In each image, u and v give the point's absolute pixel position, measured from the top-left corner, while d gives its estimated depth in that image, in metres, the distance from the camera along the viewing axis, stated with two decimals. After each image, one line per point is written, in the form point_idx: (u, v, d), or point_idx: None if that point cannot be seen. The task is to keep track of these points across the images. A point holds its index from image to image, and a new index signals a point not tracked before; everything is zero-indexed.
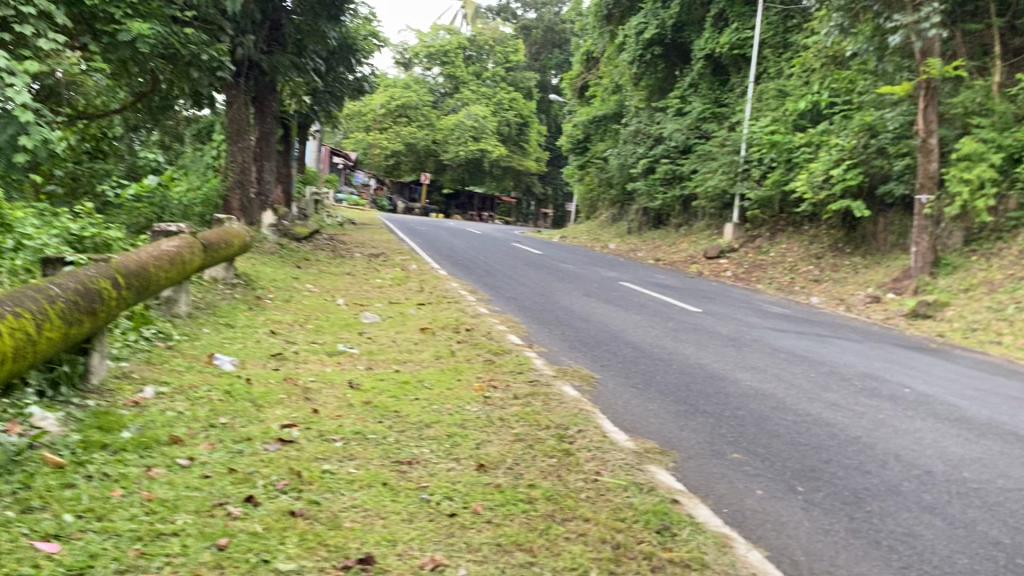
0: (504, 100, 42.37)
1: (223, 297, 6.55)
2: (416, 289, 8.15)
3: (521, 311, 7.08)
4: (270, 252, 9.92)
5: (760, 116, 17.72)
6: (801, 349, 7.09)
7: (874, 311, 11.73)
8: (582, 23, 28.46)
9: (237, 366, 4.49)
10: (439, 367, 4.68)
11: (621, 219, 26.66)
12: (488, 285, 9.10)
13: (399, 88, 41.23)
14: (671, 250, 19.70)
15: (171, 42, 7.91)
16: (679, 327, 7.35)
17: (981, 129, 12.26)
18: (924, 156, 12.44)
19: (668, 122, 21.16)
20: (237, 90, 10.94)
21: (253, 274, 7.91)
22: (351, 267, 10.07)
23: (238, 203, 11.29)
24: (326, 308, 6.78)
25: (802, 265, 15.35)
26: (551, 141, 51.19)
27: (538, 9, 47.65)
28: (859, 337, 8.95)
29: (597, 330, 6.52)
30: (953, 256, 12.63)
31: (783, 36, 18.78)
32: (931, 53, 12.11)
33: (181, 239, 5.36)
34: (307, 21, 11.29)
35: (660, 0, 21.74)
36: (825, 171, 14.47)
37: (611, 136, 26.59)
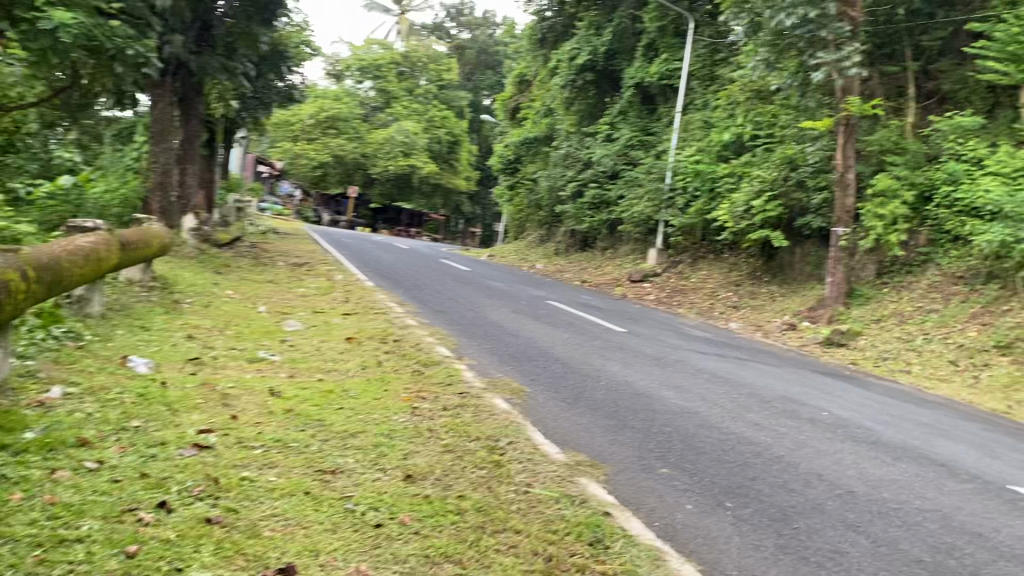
0: (435, 118, 42.38)
1: (139, 300, 6.29)
2: (341, 299, 7.99)
3: (448, 324, 7.00)
4: (189, 256, 9.61)
5: (686, 146, 18.12)
6: (724, 371, 7.19)
7: (791, 338, 12.02)
8: (516, 46, 28.70)
9: (152, 369, 4.29)
10: (364, 377, 4.56)
11: (548, 240, 26.85)
12: (415, 298, 8.99)
13: (329, 100, 40.77)
14: (596, 272, 19.90)
15: (95, 35, 7.60)
16: (605, 346, 7.38)
17: (896, 167, 12.78)
18: (841, 191, 12.90)
19: (597, 147, 21.44)
20: (162, 89, 10.62)
21: (171, 278, 7.63)
22: (274, 275, 9.82)
23: (157, 206, 10.93)
24: (246, 315, 6.58)
25: (722, 291, 15.67)
26: (481, 160, 51.33)
27: (472, 29, 47.91)
28: (779, 362, 9.13)
29: (526, 345, 6.48)
30: (866, 287, 13.08)
31: (710, 69, 19.28)
32: (851, 91, 12.59)
33: (97, 234, 5.12)
34: (238, 24, 11.01)
35: (594, 28, 22.10)
36: (747, 202, 14.83)
37: (541, 158, 26.83)
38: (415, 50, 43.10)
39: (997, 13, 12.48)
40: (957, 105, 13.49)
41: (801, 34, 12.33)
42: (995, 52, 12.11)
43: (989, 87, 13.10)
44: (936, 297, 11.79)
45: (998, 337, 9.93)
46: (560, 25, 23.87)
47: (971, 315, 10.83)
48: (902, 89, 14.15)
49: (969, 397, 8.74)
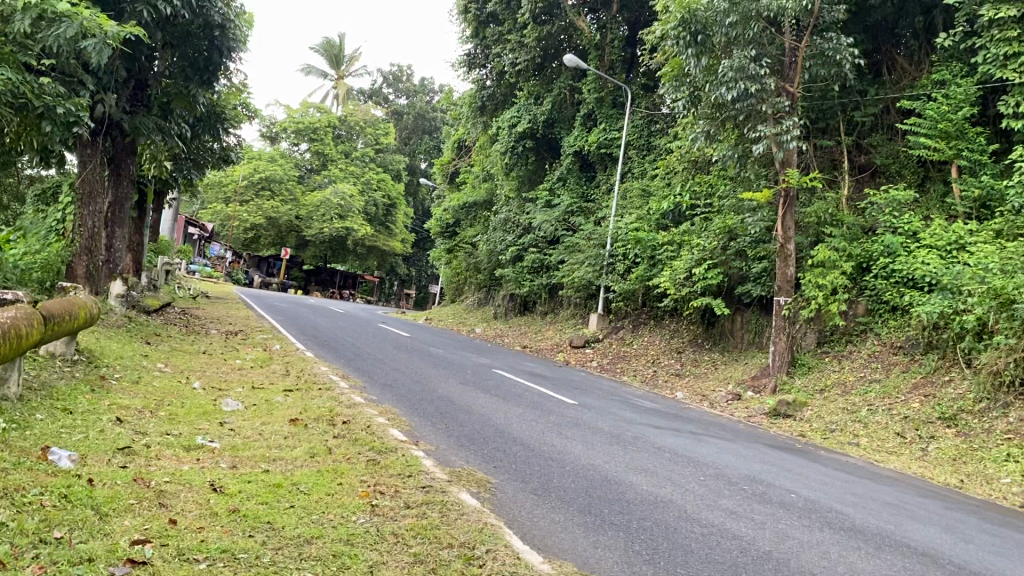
0: (372, 180, 42.15)
1: (61, 377, 5.77)
2: (281, 373, 7.55)
3: (398, 401, 6.65)
4: (115, 325, 9.04)
5: (625, 213, 18.22)
6: (683, 448, 6.98)
7: (737, 408, 11.90)
8: (454, 111, 28.83)
9: (77, 464, 3.83)
10: (315, 468, 4.17)
11: (486, 304, 26.63)
12: (359, 370, 8.61)
13: (263, 160, 40.21)
14: (536, 337, 19.69)
15: (22, 91, 7.14)
16: (560, 422, 7.11)
17: (833, 238, 12.98)
18: (782, 260, 13.01)
19: (537, 214, 21.45)
20: (92, 149, 10.14)
21: (96, 350, 7.10)
22: (206, 345, 9.30)
23: (83, 269, 10.33)
24: (178, 393, 6.09)
25: (664, 359, 15.59)
26: (417, 224, 51.15)
27: (409, 94, 48.21)
28: (732, 435, 8.97)
29: (482, 424, 6.18)
30: (807, 356, 13.13)
31: (648, 139, 19.58)
32: (790, 164, 12.79)
33: (17, 309, 4.66)
34: (175, 84, 10.56)
35: (533, 96, 22.28)
36: (687, 269, 14.92)
37: (480, 222, 26.76)
38: (351, 114, 42.99)
39: (926, 92, 12.95)
40: (890, 179, 13.88)
41: (742, 108, 12.54)
42: (925, 129, 12.52)
43: (920, 162, 13.50)
44: (877, 367, 11.89)
45: (942, 408, 9.97)
46: (499, 93, 24.05)
47: (913, 385, 10.92)
48: (836, 162, 14.48)
49: (919, 470, 8.69)
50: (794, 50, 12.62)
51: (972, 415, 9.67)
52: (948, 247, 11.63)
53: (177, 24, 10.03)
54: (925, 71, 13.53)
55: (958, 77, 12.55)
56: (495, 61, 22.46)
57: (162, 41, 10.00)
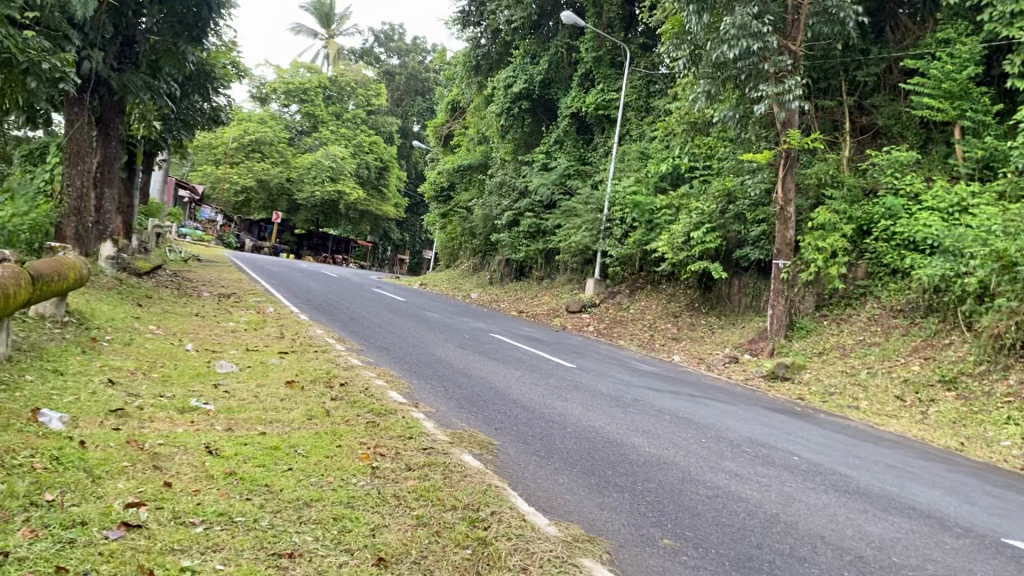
0: (365, 143, 41.69)
1: (51, 339, 5.63)
2: (276, 335, 7.44)
3: (395, 362, 6.54)
4: (107, 287, 8.89)
5: (622, 176, 18.05)
6: (684, 410, 6.91)
7: (735, 371, 11.84)
8: (449, 72, 28.41)
9: (68, 425, 3.72)
10: (313, 430, 4.07)
11: (481, 269, 26.50)
12: (354, 332, 8.50)
13: (255, 123, 39.76)
14: (533, 302, 19.60)
15: (6, 45, 6.91)
16: (560, 385, 7.02)
17: (834, 200, 12.85)
18: (781, 224, 12.88)
19: (533, 177, 21.23)
20: (80, 107, 9.91)
21: (87, 312, 6.96)
22: (201, 307, 9.16)
23: (73, 231, 10.13)
24: (172, 354, 5.97)
25: (661, 323, 15.52)
26: (411, 188, 50.78)
27: (402, 55, 47.55)
28: (732, 399, 8.90)
29: (481, 386, 6.09)
30: (806, 319, 13.06)
31: (646, 100, 19.33)
32: (792, 124, 12.61)
33: (4, 268, 4.51)
34: (164, 41, 10.37)
35: (530, 57, 21.95)
36: (686, 232, 14.75)
37: (475, 186, 26.53)
38: (344, 75, 42.47)
39: (931, 51, 12.74)
40: (891, 140, 13.72)
41: (743, 67, 12.32)
42: (929, 88, 12.33)
43: (921, 123, 13.35)
44: (877, 330, 11.83)
45: (942, 371, 9.91)
46: (495, 53, 23.69)
47: (912, 349, 10.86)
48: (837, 124, 14.30)
49: (920, 433, 8.64)
50: (796, 8, 12.37)
51: (973, 378, 9.62)
52: (950, 209, 11.51)
53: None
54: (929, 30, 13.31)
55: (963, 36, 12.34)
56: (491, 20, 22.10)
57: None
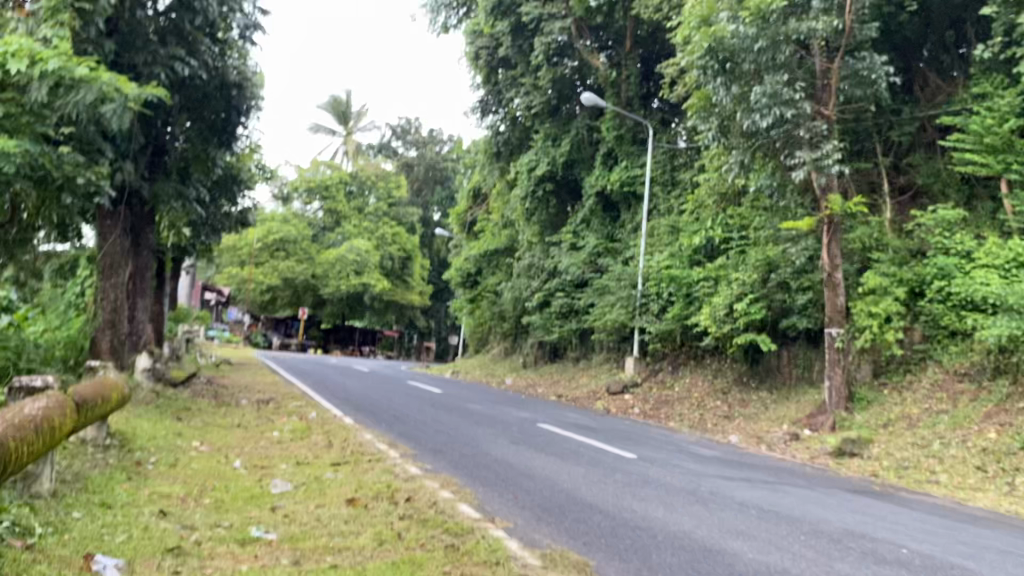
0: (388, 235, 41.96)
1: (94, 466, 5.29)
2: (325, 444, 7.05)
3: (455, 468, 6.14)
4: (145, 401, 8.59)
5: (654, 252, 17.82)
6: (765, 501, 6.40)
7: (798, 449, 11.24)
8: (470, 160, 28.66)
9: (123, 573, 3.33)
10: (390, 560, 3.65)
11: (514, 352, 26.09)
12: (403, 434, 8.12)
13: (278, 222, 40.25)
14: (571, 385, 19.11)
15: (41, 162, 6.77)
16: (629, 480, 6.57)
17: (881, 263, 12.54)
18: (830, 290, 12.45)
19: (562, 257, 20.97)
20: (113, 220, 9.87)
21: (128, 432, 6.62)
22: (241, 417, 8.80)
23: (108, 344, 9.89)
24: (221, 475, 5.59)
25: (709, 400, 14.95)
26: (436, 275, 50.83)
27: (420, 147, 48.27)
28: (806, 482, 8.32)
29: (550, 489, 5.64)
30: (864, 389, 12.50)
31: (671, 174, 19.18)
32: (831, 190, 12.24)
33: (49, 395, 4.26)
34: (194, 148, 10.29)
35: (551, 139, 21.97)
36: (727, 304, 14.33)
37: (503, 269, 26.39)
38: (364, 170, 43.06)
39: (967, 106, 12.48)
40: (933, 199, 13.40)
41: (777, 135, 12.16)
42: (970, 144, 12.02)
43: (963, 179, 13.04)
44: (943, 397, 11.25)
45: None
46: (515, 140, 23.82)
47: (985, 415, 10.27)
48: (875, 185, 14.04)
49: (1014, 507, 7.99)
50: (825, 72, 12.20)
51: None
52: (1006, 265, 11.07)
53: (194, 87, 9.70)
54: (961, 86, 13.12)
55: (1000, 88, 12.08)
56: (509, 107, 22.28)
57: (180, 103, 9.69)
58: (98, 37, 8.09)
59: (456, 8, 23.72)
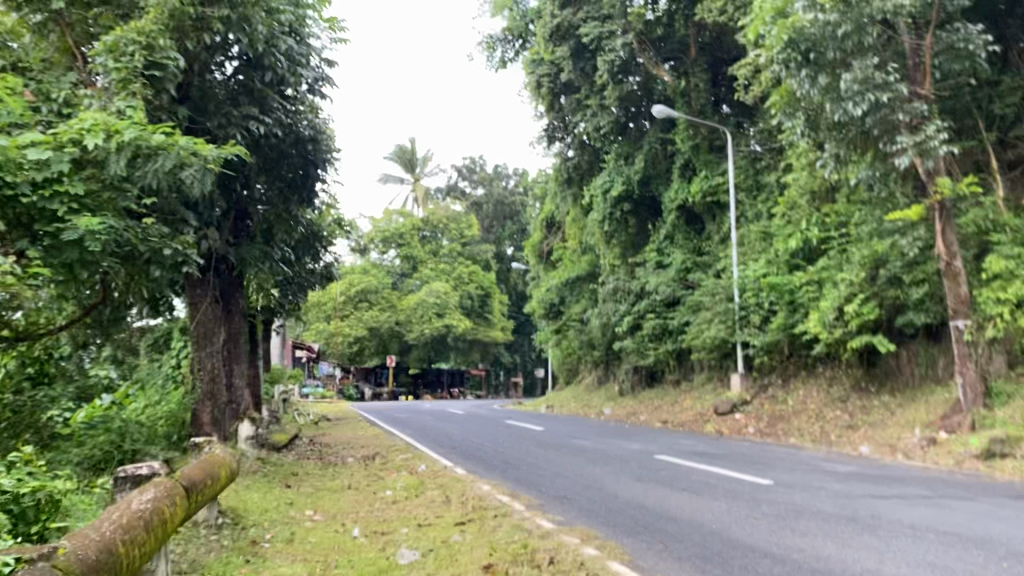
0: (465, 274, 41.94)
1: (210, 551, 4.98)
2: (442, 500, 6.64)
3: (589, 516, 5.66)
4: (252, 470, 8.35)
5: (747, 261, 17.07)
6: (939, 522, 5.69)
7: (940, 456, 10.34)
8: (541, 190, 28.36)
9: None
10: None
11: (608, 380, 25.44)
12: (522, 481, 7.67)
13: (358, 274, 40.62)
14: (674, 409, 18.37)
15: (127, 238, 6.59)
16: (780, 512, 5.95)
17: (1003, 245, 11.60)
18: (951, 280, 11.56)
19: (649, 277, 20.30)
20: (203, 288, 9.75)
21: (240, 507, 6.32)
22: (350, 477, 8.48)
23: (209, 415, 9.75)
24: (342, 547, 5.23)
25: (828, 411, 14.08)
26: (516, 309, 50.56)
27: (487, 185, 48.28)
28: (968, 493, 7.48)
29: (700, 532, 5.11)
30: (1002, 382, 11.51)
31: (754, 179, 18.51)
32: (940, 173, 11.41)
33: (157, 484, 3.93)
34: (275, 209, 10.15)
35: (623, 158, 21.49)
36: (836, 307, 13.50)
37: (587, 296, 25.85)
38: (435, 214, 43.29)
39: None
40: None
41: (873, 121, 11.43)
42: None
43: None
44: None
45: None
46: (586, 164, 23.39)
47: None
48: (981, 164, 13.09)
49: None
50: (917, 49, 11.48)
51: None
52: None
53: (271, 146, 9.58)
54: None
55: None
56: (577, 131, 21.92)
57: (257, 165, 9.55)
58: (171, 105, 7.95)
59: (512, 41, 23.64)
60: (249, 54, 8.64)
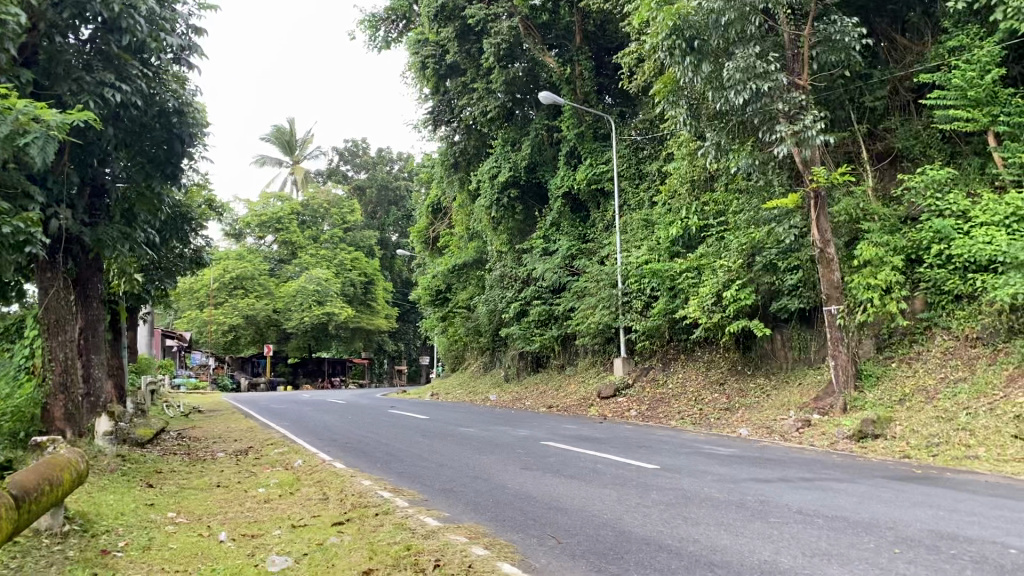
0: (347, 261, 40.97)
1: (51, 564, 4.42)
2: (320, 498, 6.21)
3: (478, 511, 5.38)
4: (109, 470, 7.67)
5: (630, 248, 17.18)
6: (825, 507, 5.70)
7: (814, 437, 10.60)
8: (427, 174, 27.87)
9: None
10: None
11: (493, 366, 25.32)
12: (405, 474, 7.33)
13: (233, 260, 39.00)
14: (559, 394, 18.35)
15: None
16: (670, 500, 5.84)
17: (872, 232, 11.98)
18: (824, 266, 11.83)
19: (535, 263, 20.18)
20: (53, 272, 8.91)
21: (91, 512, 5.72)
22: (219, 474, 7.91)
23: (61, 410, 8.94)
24: (206, 554, 4.75)
25: (707, 395, 14.31)
26: (401, 296, 49.83)
27: (370, 169, 47.24)
28: (847, 475, 7.61)
29: (591, 525, 4.91)
30: (871, 365, 11.93)
31: (637, 167, 18.65)
32: (815, 162, 11.68)
33: None
34: (137, 187, 9.38)
35: (509, 144, 21.29)
36: (715, 293, 13.70)
37: (473, 283, 25.59)
38: (316, 198, 42.02)
39: (943, 62, 11.97)
40: (915, 162, 12.92)
41: (754, 110, 11.60)
42: (952, 100, 11.48)
43: (944, 138, 12.59)
44: (957, 364, 10.75)
45: None
46: (472, 148, 23.03)
47: (1007, 379, 9.76)
48: (851, 154, 13.53)
49: None
50: (795, 41, 11.69)
51: None
52: (1004, 221, 10.68)
53: (132, 118, 8.85)
54: (932, 43, 12.64)
55: (976, 40, 11.61)
56: (463, 115, 21.55)
57: (115, 138, 8.78)
58: (11, 66, 7.17)
59: (395, 20, 23.05)
60: (105, 16, 7.91)
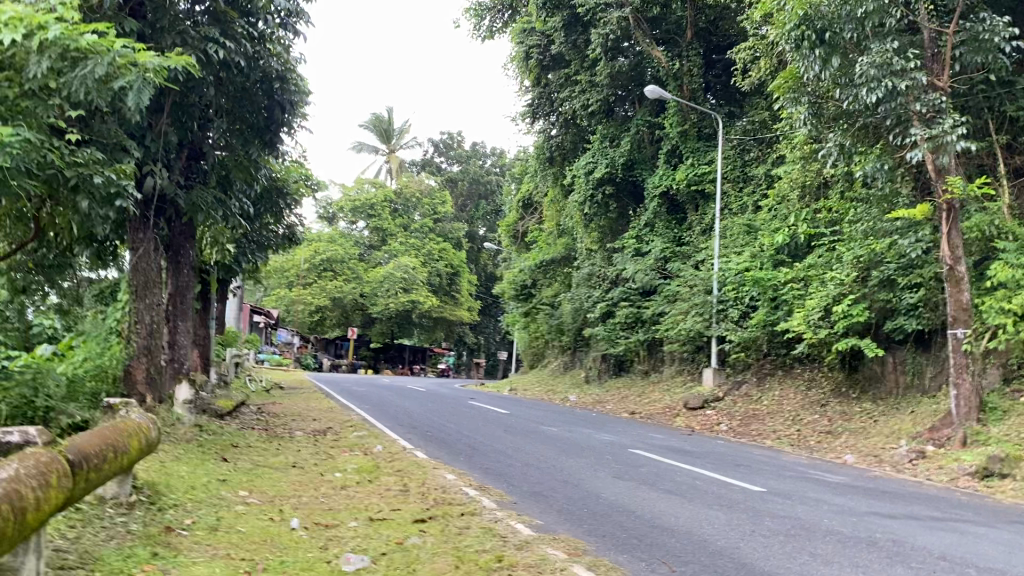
0: (434, 251, 40.88)
1: (112, 538, 4.05)
2: (399, 491, 5.75)
3: (574, 522, 4.83)
4: (186, 440, 7.41)
5: (730, 254, 16.34)
6: (971, 554, 4.94)
7: (930, 471, 9.65)
8: (521, 167, 27.45)
9: None
10: None
11: (574, 366, 24.71)
12: (489, 472, 6.83)
13: (323, 242, 39.44)
14: (642, 401, 17.63)
15: (49, 159, 5.75)
16: (788, 529, 5.18)
17: (1008, 253, 10.88)
18: (953, 285, 10.81)
19: (627, 263, 19.47)
20: (145, 233, 8.75)
21: (161, 483, 5.39)
22: (295, 454, 7.56)
23: (143, 374, 8.75)
24: (276, 542, 4.31)
25: (806, 415, 13.43)
26: (484, 290, 49.62)
27: (463, 161, 47.26)
28: (980, 517, 6.76)
29: (706, 551, 4.31)
30: (996, 398, 10.89)
31: (743, 170, 17.78)
32: (950, 171, 10.69)
33: (26, 459, 3.00)
34: (234, 153, 9.14)
35: (608, 138, 20.56)
36: (823, 307, 12.80)
37: (561, 280, 25.05)
38: (407, 186, 42.07)
39: None
40: None
41: (886, 110, 10.70)
42: None
43: None
44: None
45: None
46: (568, 142, 22.42)
47: None
48: (985, 167, 12.49)
49: None
50: (936, 39, 10.74)
51: None
52: None
53: (233, 81, 8.60)
54: None
55: None
56: (564, 107, 21.04)
57: (216, 100, 8.54)
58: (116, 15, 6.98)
59: (501, 9, 22.74)
60: None
